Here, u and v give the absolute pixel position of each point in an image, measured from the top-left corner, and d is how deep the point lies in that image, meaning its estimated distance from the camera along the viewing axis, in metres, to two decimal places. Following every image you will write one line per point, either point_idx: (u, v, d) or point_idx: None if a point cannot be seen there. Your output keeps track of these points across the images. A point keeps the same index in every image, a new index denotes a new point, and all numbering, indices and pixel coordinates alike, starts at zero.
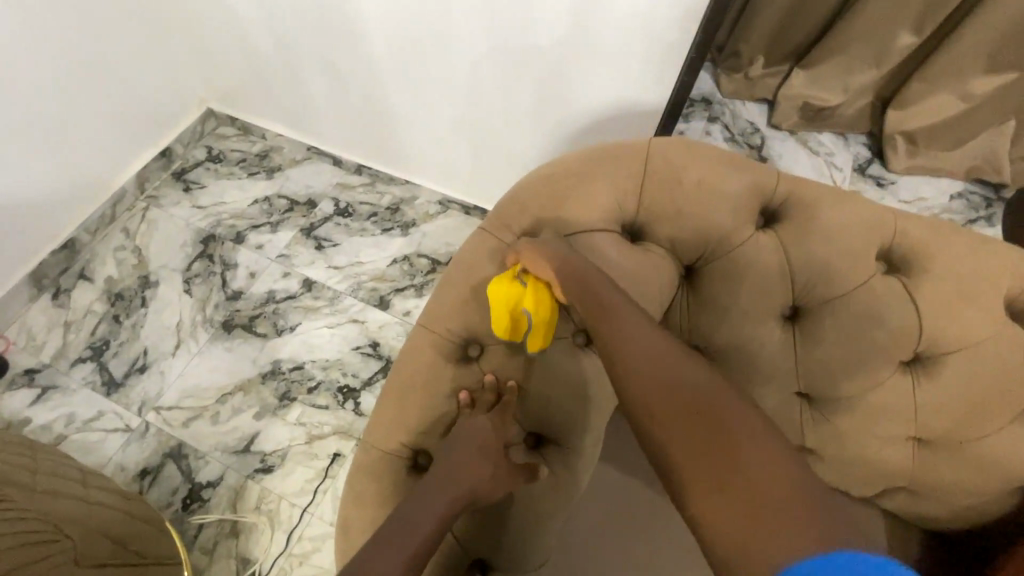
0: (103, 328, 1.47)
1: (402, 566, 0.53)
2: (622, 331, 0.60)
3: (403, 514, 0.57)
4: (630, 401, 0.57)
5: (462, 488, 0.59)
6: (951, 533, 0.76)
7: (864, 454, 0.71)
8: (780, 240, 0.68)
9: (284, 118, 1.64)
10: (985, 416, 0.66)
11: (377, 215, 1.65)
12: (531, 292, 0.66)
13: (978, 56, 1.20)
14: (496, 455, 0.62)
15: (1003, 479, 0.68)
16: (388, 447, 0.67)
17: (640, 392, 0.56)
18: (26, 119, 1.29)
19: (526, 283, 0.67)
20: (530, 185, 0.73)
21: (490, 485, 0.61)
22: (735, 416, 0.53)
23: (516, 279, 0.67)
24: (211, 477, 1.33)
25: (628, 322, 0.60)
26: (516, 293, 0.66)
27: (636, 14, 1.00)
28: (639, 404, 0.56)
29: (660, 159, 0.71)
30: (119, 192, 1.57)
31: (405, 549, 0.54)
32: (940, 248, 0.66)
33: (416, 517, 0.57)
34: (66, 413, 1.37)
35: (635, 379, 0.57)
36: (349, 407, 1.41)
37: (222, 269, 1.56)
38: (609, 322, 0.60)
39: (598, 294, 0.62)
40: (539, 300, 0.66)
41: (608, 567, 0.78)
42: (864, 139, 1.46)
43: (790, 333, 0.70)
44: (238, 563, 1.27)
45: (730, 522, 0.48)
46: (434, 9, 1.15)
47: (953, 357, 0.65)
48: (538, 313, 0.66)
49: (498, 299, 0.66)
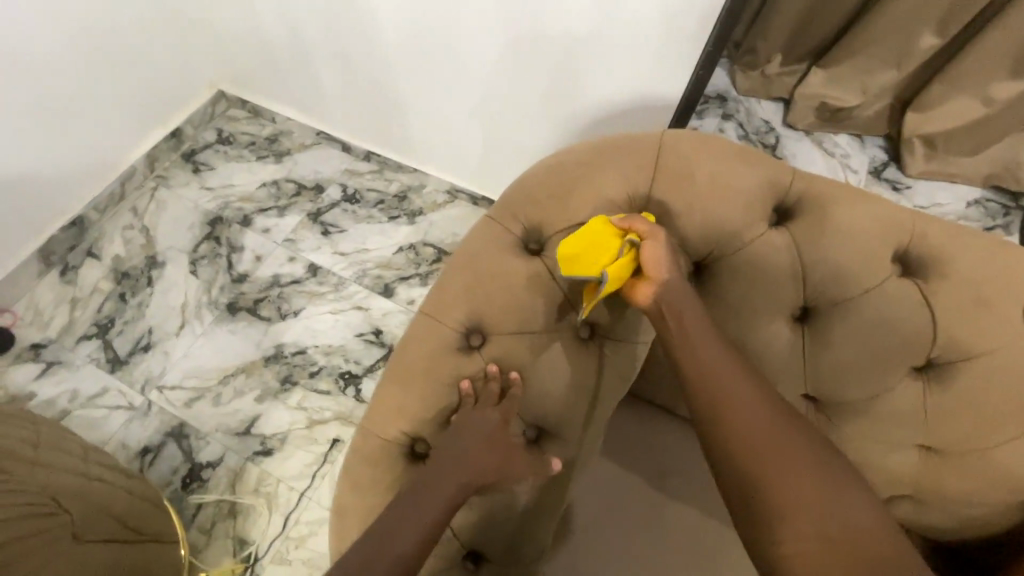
0: (109, 306, 1.48)
1: (408, 557, 0.54)
2: (708, 354, 0.60)
3: (405, 505, 0.57)
4: (706, 413, 0.58)
5: (465, 484, 0.59)
6: (956, 542, 0.75)
7: (870, 462, 0.71)
8: (793, 239, 0.66)
9: (295, 103, 1.63)
10: (999, 427, 0.64)
11: (385, 203, 1.64)
12: (621, 261, 0.62)
13: (1004, 61, 1.15)
14: (500, 450, 0.61)
15: (1013, 491, 0.66)
16: (388, 434, 0.65)
17: (723, 414, 0.57)
18: (39, 101, 1.30)
19: (623, 250, 0.63)
20: (538, 172, 0.72)
21: (492, 480, 0.61)
22: (771, 401, 0.58)
23: (620, 240, 0.63)
24: (212, 457, 1.34)
25: (711, 346, 0.60)
26: (611, 249, 0.63)
27: (654, 11, 0.98)
28: (718, 424, 0.57)
29: (672, 151, 0.69)
30: (127, 171, 1.56)
31: (406, 543, 0.55)
32: (958, 253, 0.64)
33: (416, 512, 0.56)
34: (70, 389, 1.38)
35: (692, 354, 0.60)
36: (350, 394, 1.42)
37: (229, 251, 1.56)
38: (693, 345, 0.60)
39: (681, 315, 0.61)
40: (620, 274, 0.62)
41: (605, 561, 0.77)
42: (882, 140, 1.41)
43: (799, 333, 0.68)
44: (236, 544, 1.28)
45: (804, 540, 0.52)
46: (435, 7, 1.17)
47: (964, 366, 0.64)
48: (612, 285, 0.63)
49: (596, 240, 0.63)
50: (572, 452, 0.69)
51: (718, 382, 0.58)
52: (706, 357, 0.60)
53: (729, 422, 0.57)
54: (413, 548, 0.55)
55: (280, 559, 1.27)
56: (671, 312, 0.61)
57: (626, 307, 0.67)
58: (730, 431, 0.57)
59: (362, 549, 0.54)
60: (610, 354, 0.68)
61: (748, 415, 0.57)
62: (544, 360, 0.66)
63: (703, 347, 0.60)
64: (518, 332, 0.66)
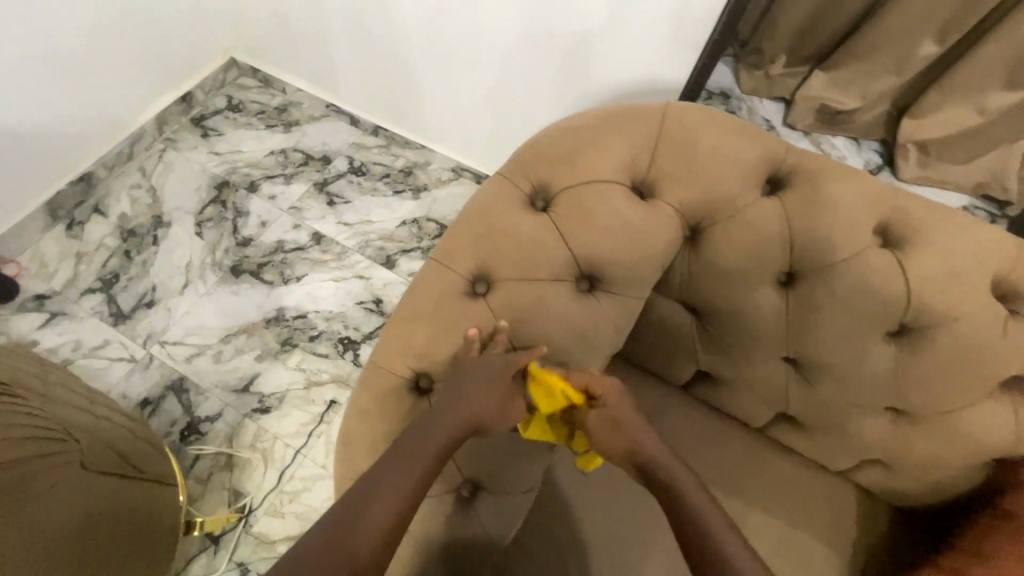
0: (114, 262, 1.50)
1: (413, 486, 0.60)
2: (655, 448, 0.67)
3: (406, 442, 0.62)
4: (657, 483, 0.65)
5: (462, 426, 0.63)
6: (914, 505, 0.81)
7: (842, 422, 0.77)
8: (783, 207, 0.71)
9: (307, 75, 1.66)
10: (960, 391, 0.69)
11: (390, 177, 1.67)
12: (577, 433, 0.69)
13: (999, 72, 1.14)
14: (499, 390, 0.64)
15: (972, 455, 0.72)
16: (393, 369, 0.69)
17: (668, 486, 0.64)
18: (49, 52, 1.30)
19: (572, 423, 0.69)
20: (549, 135, 0.76)
21: (492, 422, 0.64)
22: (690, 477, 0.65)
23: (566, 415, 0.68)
24: (210, 412, 1.37)
25: (655, 441, 0.67)
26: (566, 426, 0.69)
27: (667, 10, 1.03)
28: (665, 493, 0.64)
29: (676, 121, 0.74)
30: (137, 132, 1.58)
31: (410, 473, 0.60)
32: (935, 231, 0.69)
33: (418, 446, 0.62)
34: (73, 339, 1.41)
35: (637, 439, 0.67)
36: (349, 358, 1.45)
37: (235, 216, 1.59)
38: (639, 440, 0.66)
39: (624, 417, 0.67)
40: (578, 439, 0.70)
41: (593, 505, 0.83)
42: (877, 146, 1.39)
43: (784, 297, 0.73)
44: (231, 495, 1.31)
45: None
46: None
47: (933, 333, 0.68)
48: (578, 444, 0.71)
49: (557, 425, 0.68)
50: None
51: (670, 474, 0.65)
52: (656, 450, 0.67)
53: (688, 506, 0.63)
54: (417, 475, 0.60)
55: (273, 512, 1.30)
56: (610, 420, 0.66)
57: (623, 264, 0.70)
58: (696, 516, 0.62)
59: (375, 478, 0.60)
60: (608, 307, 0.72)
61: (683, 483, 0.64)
62: (545, 307, 0.69)
63: (649, 443, 0.67)
64: (521, 281, 0.69)
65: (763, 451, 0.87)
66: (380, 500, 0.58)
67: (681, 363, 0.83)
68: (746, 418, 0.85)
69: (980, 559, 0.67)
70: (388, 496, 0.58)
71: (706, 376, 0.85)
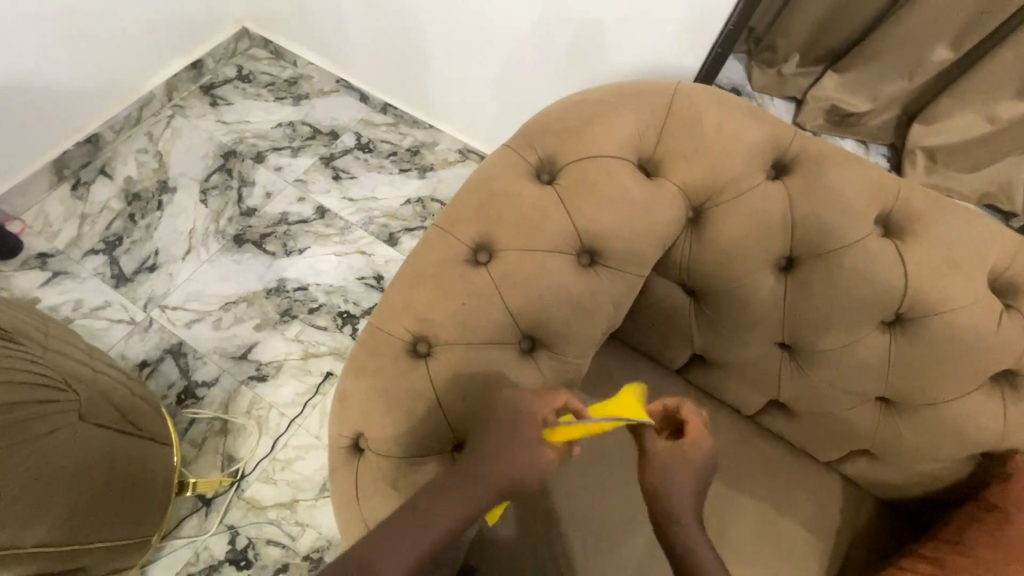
0: (118, 224, 1.51)
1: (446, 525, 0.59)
2: (684, 506, 0.62)
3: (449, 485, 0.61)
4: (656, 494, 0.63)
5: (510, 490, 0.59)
6: (897, 497, 0.83)
7: (832, 410, 0.78)
8: (788, 191, 0.71)
9: (318, 48, 1.64)
10: (950, 384, 0.70)
11: (397, 155, 1.67)
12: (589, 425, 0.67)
13: (1015, 78, 1.13)
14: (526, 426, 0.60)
15: (956, 447, 0.73)
16: (392, 331, 0.69)
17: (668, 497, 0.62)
18: (60, 9, 1.30)
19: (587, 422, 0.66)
20: (560, 109, 0.77)
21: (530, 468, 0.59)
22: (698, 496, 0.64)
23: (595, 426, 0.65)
24: (208, 377, 1.38)
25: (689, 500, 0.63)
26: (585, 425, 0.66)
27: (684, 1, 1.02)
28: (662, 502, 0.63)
29: (685, 101, 0.74)
30: (145, 96, 1.58)
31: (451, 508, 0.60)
32: (935, 223, 0.69)
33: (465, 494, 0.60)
34: (74, 299, 1.42)
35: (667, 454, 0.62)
36: (347, 332, 1.46)
37: (240, 185, 1.59)
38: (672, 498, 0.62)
39: (668, 473, 0.62)
40: None
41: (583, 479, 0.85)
42: (886, 150, 1.36)
43: (783, 281, 0.73)
44: (224, 460, 1.32)
45: None
46: None
47: (927, 325, 0.69)
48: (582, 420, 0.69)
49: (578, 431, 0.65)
50: (562, 368, 0.72)
51: (678, 510, 0.62)
52: (683, 510, 0.63)
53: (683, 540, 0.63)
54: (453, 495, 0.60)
55: (265, 478, 1.32)
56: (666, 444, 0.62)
57: (625, 241, 0.71)
58: None
59: (422, 515, 0.60)
60: (607, 282, 0.71)
61: (685, 500, 0.63)
62: (545, 278, 0.69)
63: (681, 502, 0.62)
64: (523, 251, 0.69)
65: (753, 438, 0.88)
66: (419, 536, 0.59)
67: (678, 345, 0.84)
68: (739, 404, 0.86)
69: (960, 548, 0.68)
70: (423, 531, 0.59)
71: (701, 360, 0.86)
